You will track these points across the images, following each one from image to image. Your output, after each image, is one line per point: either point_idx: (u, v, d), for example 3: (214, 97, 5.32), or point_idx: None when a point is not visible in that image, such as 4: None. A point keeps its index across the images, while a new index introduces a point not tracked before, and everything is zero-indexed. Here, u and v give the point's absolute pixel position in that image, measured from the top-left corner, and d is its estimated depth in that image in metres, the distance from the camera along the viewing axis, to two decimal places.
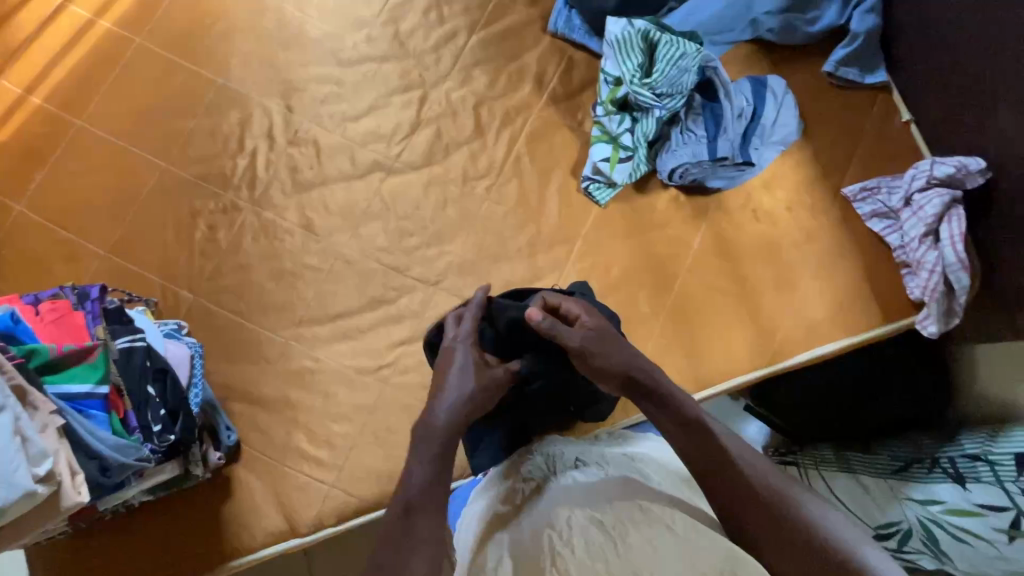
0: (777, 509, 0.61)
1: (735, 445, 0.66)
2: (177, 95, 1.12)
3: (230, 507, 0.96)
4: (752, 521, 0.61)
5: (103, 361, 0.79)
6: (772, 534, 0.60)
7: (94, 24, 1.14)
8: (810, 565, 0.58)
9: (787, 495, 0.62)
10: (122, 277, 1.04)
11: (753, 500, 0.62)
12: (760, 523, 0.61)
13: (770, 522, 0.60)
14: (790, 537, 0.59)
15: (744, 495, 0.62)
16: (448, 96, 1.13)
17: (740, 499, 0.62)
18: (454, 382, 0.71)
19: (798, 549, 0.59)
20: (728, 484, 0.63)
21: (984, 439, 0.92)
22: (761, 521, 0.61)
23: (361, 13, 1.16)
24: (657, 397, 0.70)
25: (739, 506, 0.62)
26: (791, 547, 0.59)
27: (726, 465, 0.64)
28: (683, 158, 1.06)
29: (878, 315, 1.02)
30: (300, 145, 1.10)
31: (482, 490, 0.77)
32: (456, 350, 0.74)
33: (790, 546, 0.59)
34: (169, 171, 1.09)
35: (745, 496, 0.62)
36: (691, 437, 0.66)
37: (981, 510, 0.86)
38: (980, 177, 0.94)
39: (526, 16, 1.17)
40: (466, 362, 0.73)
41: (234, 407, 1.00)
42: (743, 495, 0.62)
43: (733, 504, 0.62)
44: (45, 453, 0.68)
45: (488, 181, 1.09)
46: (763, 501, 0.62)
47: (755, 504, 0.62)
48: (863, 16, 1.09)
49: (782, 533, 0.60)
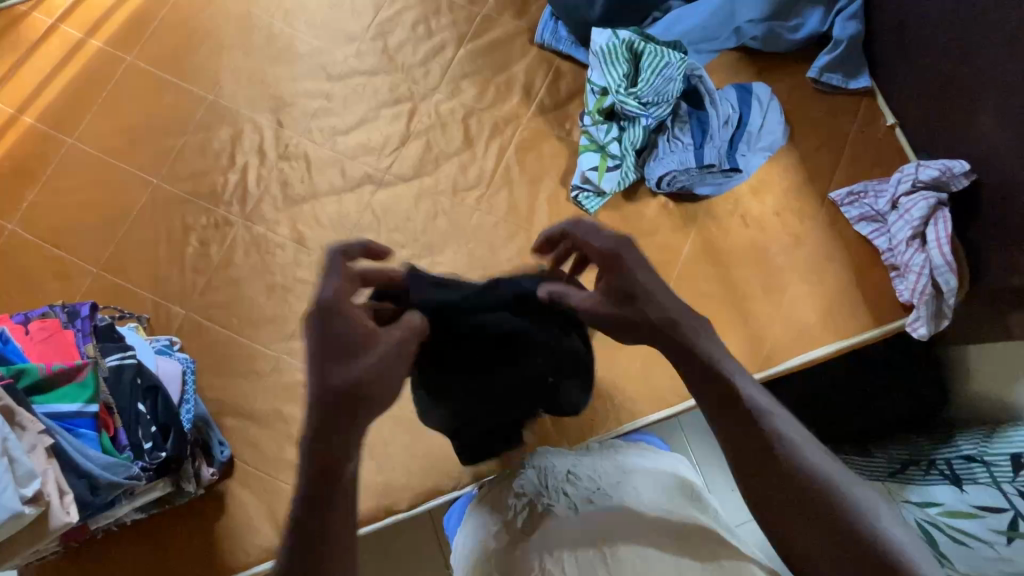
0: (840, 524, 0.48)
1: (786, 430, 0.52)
2: (168, 111, 1.13)
3: (224, 523, 0.96)
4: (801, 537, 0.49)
5: (92, 379, 0.78)
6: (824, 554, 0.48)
7: (85, 43, 1.15)
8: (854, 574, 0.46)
9: (840, 489, 0.49)
10: (114, 295, 1.05)
11: (794, 498, 0.49)
12: (797, 520, 0.48)
13: (809, 519, 0.48)
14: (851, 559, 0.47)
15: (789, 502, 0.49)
16: (438, 108, 1.14)
17: (788, 508, 0.49)
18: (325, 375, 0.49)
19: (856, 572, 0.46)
20: (773, 482, 0.50)
21: (980, 440, 0.90)
22: (816, 539, 0.48)
23: (349, 28, 1.18)
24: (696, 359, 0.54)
25: (774, 500, 0.50)
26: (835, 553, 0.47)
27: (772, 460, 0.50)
28: (670, 165, 1.06)
29: (868, 318, 1.03)
30: (291, 159, 1.11)
31: (477, 504, 0.80)
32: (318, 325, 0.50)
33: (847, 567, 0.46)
34: (160, 187, 1.10)
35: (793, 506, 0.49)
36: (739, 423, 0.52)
37: (979, 511, 0.82)
38: (965, 179, 0.95)
39: (513, 28, 1.18)
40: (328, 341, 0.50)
41: (227, 423, 1.00)
42: (780, 489, 0.50)
43: (779, 513, 0.50)
44: (32, 473, 0.69)
45: (479, 191, 1.10)
46: (820, 509, 0.48)
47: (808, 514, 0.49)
48: (845, 23, 1.10)
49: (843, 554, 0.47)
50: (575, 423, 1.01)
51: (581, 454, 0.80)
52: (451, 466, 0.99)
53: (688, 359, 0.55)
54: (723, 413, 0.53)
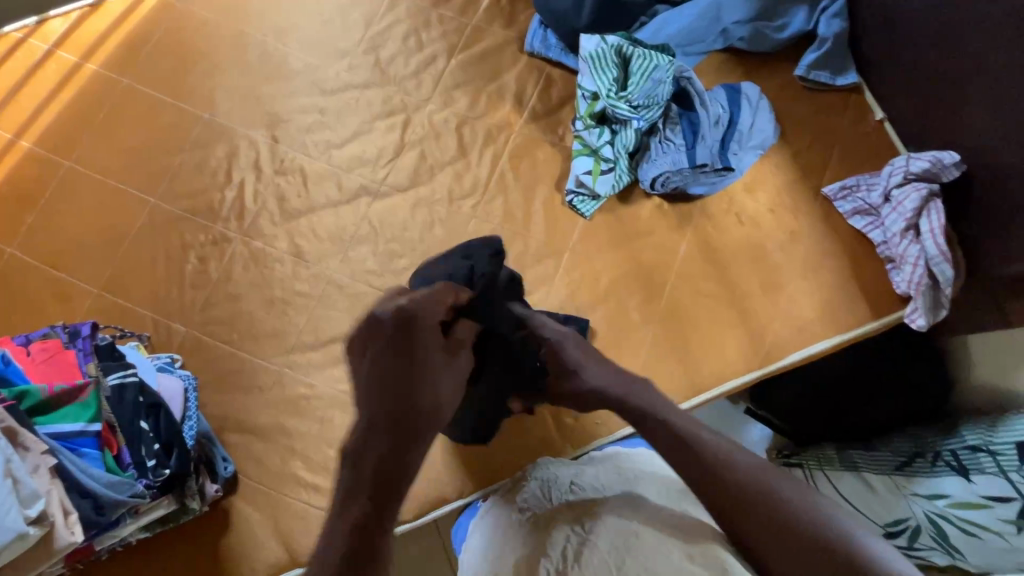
0: (772, 510, 0.60)
1: (737, 454, 0.65)
2: (165, 130, 1.14)
3: (230, 539, 0.95)
4: (751, 531, 0.60)
5: (94, 399, 0.80)
6: (771, 544, 0.59)
7: (81, 67, 1.17)
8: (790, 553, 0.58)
9: (787, 499, 0.61)
10: (115, 314, 1.05)
11: (735, 494, 0.61)
12: (722, 508, 0.61)
13: (739, 513, 0.61)
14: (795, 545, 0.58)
15: (731, 499, 0.61)
16: (431, 118, 1.15)
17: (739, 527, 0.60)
18: (393, 379, 0.63)
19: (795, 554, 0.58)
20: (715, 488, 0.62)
21: (984, 430, 0.88)
22: (772, 545, 0.59)
23: (341, 43, 1.19)
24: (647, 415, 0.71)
25: (707, 487, 0.63)
26: (771, 541, 0.59)
27: (729, 480, 0.62)
28: (664, 166, 1.07)
29: (867, 312, 1.03)
30: (287, 173, 1.12)
31: (486, 513, 0.81)
32: (389, 336, 0.65)
33: (787, 547, 0.58)
34: (158, 206, 1.10)
35: (726, 508, 0.61)
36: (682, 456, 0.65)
37: (988, 501, 0.84)
38: (955, 169, 0.95)
39: (502, 38, 1.20)
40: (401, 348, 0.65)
41: (230, 439, 0.99)
42: (719, 484, 0.62)
43: (721, 504, 0.61)
44: (37, 494, 0.71)
45: (474, 199, 1.11)
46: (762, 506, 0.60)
47: (750, 512, 0.60)
48: (830, 21, 1.12)
49: (786, 539, 0.58)
50: (578, 426, 1.01)
51: (582, 464, 0.82)
52: (456, 474, 0.98)
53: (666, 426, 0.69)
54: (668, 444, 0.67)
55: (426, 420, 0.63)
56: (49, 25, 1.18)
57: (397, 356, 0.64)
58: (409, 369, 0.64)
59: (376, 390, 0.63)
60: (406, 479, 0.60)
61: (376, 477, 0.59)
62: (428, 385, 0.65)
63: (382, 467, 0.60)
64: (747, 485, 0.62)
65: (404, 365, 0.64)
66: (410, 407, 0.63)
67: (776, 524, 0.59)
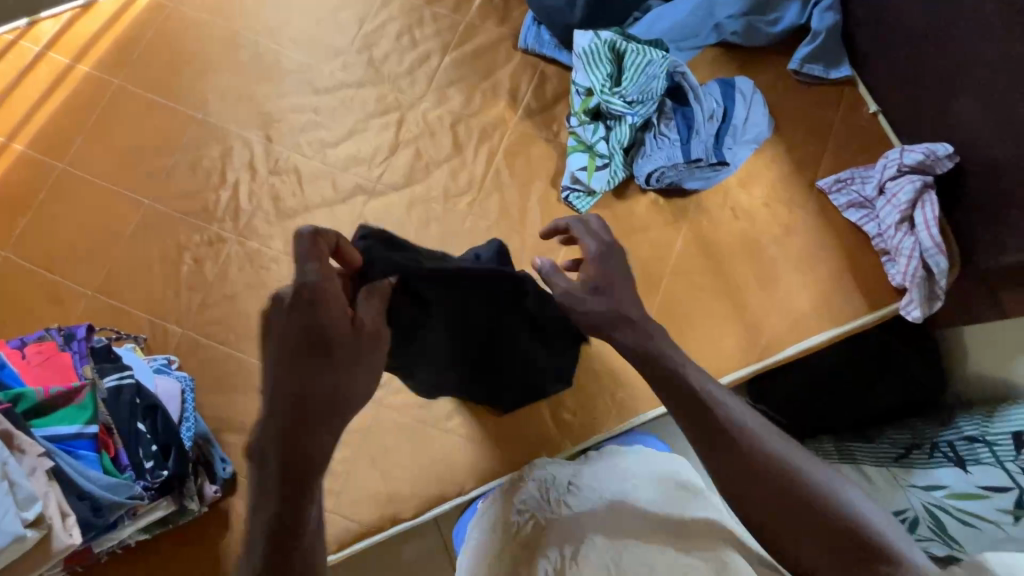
0: (792, 490, 0.55)
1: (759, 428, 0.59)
2: (158, 131, 1.14)
3: (230, 540, 0.95)
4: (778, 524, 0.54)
5: (90, 402, 0.79)
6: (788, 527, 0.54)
7: (73, 69, 1.16)
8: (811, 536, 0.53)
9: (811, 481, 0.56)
10: (110, 316, 1.04)
11: (754, 470, 0.56)
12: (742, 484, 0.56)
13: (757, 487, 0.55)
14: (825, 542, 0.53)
15: (747, 473, 0.56)
16: (425, 116, 1.15)
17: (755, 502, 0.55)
18: (296, 363, 0.53)
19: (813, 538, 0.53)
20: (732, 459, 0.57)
21: (981, 421, 0.92)
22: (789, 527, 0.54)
23: (335, 42, 1.19)
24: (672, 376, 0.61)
25: (727, 461, 0.57)
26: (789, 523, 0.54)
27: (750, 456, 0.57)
28: (659, 161, 1.07)
29: (863, 305, 1.03)
30: (282, 173, 1.12)
31: (482, 515, 0.80)
32: (286, 313, 0.54)
33: (810, 539, 0.53)
34: (153, 207, 1.10)
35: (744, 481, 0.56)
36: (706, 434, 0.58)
37: (986, 492, 0.84)
38: (949, 161, 0.96)
39: (496, 35, 1.20)
40: (301, 323, 0.53)
41: (229, 439, 0.99)
42: (738, 459, 0.56)
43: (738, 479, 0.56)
44: (33, 497, 0.71)
45: (470, 197, 1.11)
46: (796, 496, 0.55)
47: (798, 520, 0.54)
48: (823, 14, 1.12)
49: (812, 536, 0.53)
50: (577, 421, 1.01)
51: (581, 463, 0.82)
52: (455, 472, 0.99)
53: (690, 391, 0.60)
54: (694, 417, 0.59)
55: (341, 406, 0.53)
56: (40, 27, 1.17)
57: (298, 335, 0.53)
58: (325, 347, 0.53)
59: (283, 370, 0.53)
60: (321, 468, 0.52)
61: (285, 472, 0.51)
62: (352, 357, 0.54)
63: (293, 459, 0.51)
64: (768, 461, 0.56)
65: (319, 344, 0.53)
66: (325, 391, 0.53)
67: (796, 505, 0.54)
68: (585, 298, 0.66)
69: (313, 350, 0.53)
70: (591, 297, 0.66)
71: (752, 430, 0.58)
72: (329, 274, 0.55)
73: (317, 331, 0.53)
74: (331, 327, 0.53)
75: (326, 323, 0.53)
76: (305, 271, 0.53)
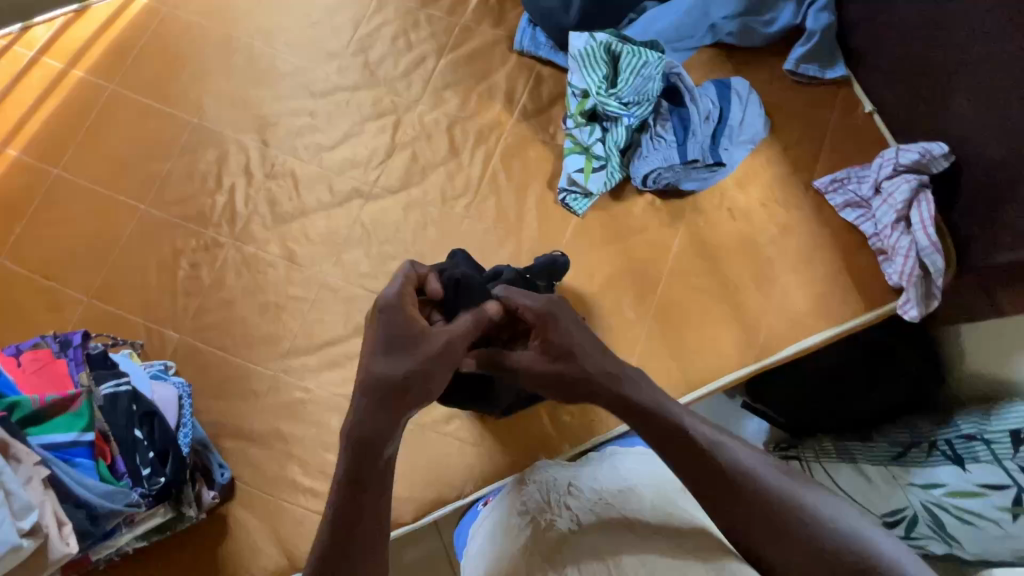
0: (772, 511, 0.59)
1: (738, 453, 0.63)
2: (153, 136, 1.13)
3: (229, 546, 0.95)
4: (759, 533, 0.59)
5: (86, 409, 0.80)
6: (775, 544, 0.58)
7: (68, 74, 1.15)
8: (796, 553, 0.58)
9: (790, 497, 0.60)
10: (106, 323, 1.04)
11: (735, 493, 0.60)
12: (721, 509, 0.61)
13: (742, 511, 0.60)
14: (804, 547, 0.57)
15: (730, 496, 0.60)
16: (422, 119, 1.15)
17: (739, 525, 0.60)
18: (389, 355, 0.61)
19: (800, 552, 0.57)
20: (716, 484, 0.61)
21: (978, 419, 0.90)
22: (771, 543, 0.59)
23: (331, 45, 1.19)
24: (645, 417, 0.64)
25: (712, 492, 0.61)
26: (775, 539, 0.58)
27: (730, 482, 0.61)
28: (655, 163, 1.08)
29: (860, 304, 1.03)
30: (278, 178, 1.12)
31: (485, 520, 0.80)
32: (383, 314, 0.62)
33: (790, 545, 0.58)
34: (149, 212, 1.10)
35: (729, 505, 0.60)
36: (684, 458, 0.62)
37: (984, 490, 0.85)
38: (944, 160, 0.96)
39: (491, 37, 1.20)
40: (397, 323, 0.62)
41: (227, 445, 0.99)
42: (722, 486, 0.61)
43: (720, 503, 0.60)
44: (29, 506, 0.70)
45: (467, 200, 1.11)
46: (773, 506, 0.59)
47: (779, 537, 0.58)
48: (818, 15, 1.12)
49: (793, 543, 0.58)
50: (576, 424, 1.01)
51: (581, 466, 0.82)
52: (455, 475, 0.98)
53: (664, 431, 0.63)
54: (669, 444, 0.63)
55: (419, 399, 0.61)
56: (34, 32, 1.17)
57: (391, 334, 0.62)
58: (411, 347, 0.62)
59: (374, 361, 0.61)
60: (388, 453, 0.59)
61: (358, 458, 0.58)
62: (423, 358, 0.61)
63: (365, 441, 0.58)
64: (749, 487, 0.60)
65: (401, 341, 0.61)
66: (400, 380, 0.60)
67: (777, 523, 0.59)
68: (551, 367, 0.67)
69: (399, 347, 0.61)
70: (555, 366, 0.67)
71: (723, 450, 0.63)
72: (410, 293, 0.66)
73: (411, 333, 0.62)
74: (406, 330, 0.62)
75: (404, 325, 0.62)
76: (390, 288, 0.65)
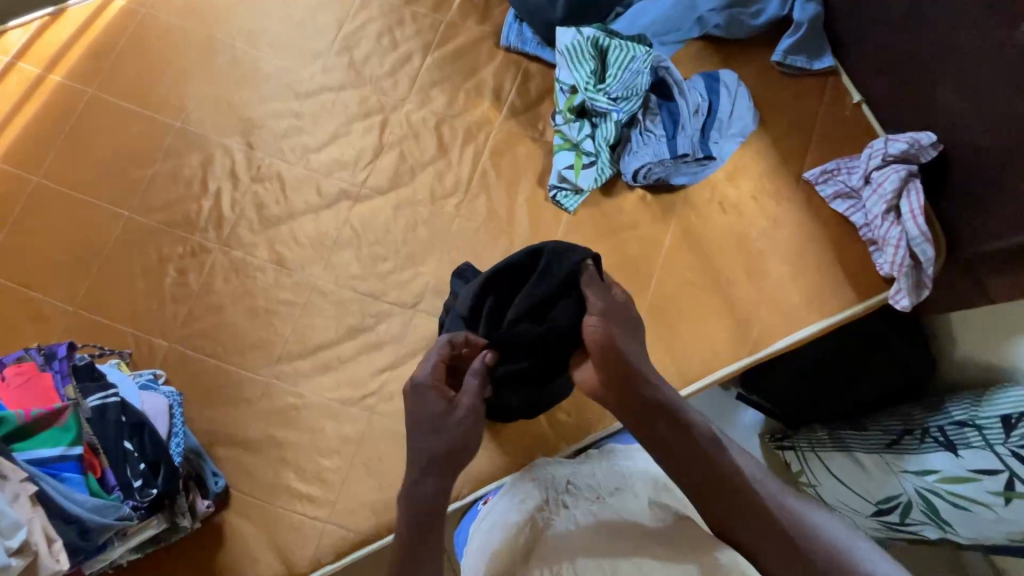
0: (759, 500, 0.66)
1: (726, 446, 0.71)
2: (134, 141, 1.11)
3: (225, 554, 0.94)
4: (754, 535, 0.64)
5: (74, 423, 0.79)
6: (757, 528, 0.64)
7: (45, 79, 1.13)
8: (779, 540, 0.63)
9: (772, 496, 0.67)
10: (92, 332, 1.02)
11: (727, 483, 0.67)
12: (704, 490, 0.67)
13: (730, 500, 0.66)
14: (795, 553, 0.62)
15: (723, 483, 0.67)
16: (409, 118, 1.13)
17: (729, 510, 0.66)
18: (435, 431, 0.72)
19: (783, 539, 0.63)
20: (701, 469, 0.68)
21: (969, 403, 0.90)
22: (755, 532, 0.64)
23: (314, 45, 1.17)
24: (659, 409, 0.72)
25: (710, 482, 0.67)
26: (757, 525, 0.64)
27: (720, 474, 0.68)
28: (646, 158, 1.07)
29: (852, 295, 1.04)
30: (264, 181, 1.10)
31: (482, 521, 0.79)
32: (424, 396, 0.74)
33: (774, 541, 0.63)
34: (134, 219, 1.08)
35: (721, 499, 0.66)
36: (688, 465, 0.69)
37: (976, 475, 0.84)
38: (932, 151, 0.96)
39: (477, 33, 1.18)
40: (434, 403, 0.73)
41: (221, 452, 0.98)
42: (715, 476, 0.67)
43: (719, 497, 0.66)
44: (18, 523, 0.69)
45: (456, 199, 1.10)
46: (751, 501, 0.66)
47: (767, 529, 0.64)
48: (804, 5, 1.12)
49: (773, 538, 0.63)
50: (572, 423, 1.01)
51: (581, 462, 0.82)
52: None
53: (665, 435, 0.71)
54: (673, 444, 0.70)
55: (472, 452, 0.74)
56: (9, 37, 1.14)
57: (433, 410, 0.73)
58: (444, 422, 0.73)
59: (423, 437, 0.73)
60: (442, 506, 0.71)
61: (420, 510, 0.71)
62: (457, 431, 0.73)
63: (422, 506, 0.71)
64: (739, 480, 0.67)
65: (439, 417, 0.73)
66: (447, 451, 0.72)
67: (760, 508, 0.65)
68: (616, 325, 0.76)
69: (433, 422, 0.73)
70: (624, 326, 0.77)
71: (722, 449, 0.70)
72: (436, 372, 0.76)
73: (447, 409, 0.73)
74: (434, 409, 0.73)
75: (433, 405, 0.73)
76: (421, 368, 0.76)
